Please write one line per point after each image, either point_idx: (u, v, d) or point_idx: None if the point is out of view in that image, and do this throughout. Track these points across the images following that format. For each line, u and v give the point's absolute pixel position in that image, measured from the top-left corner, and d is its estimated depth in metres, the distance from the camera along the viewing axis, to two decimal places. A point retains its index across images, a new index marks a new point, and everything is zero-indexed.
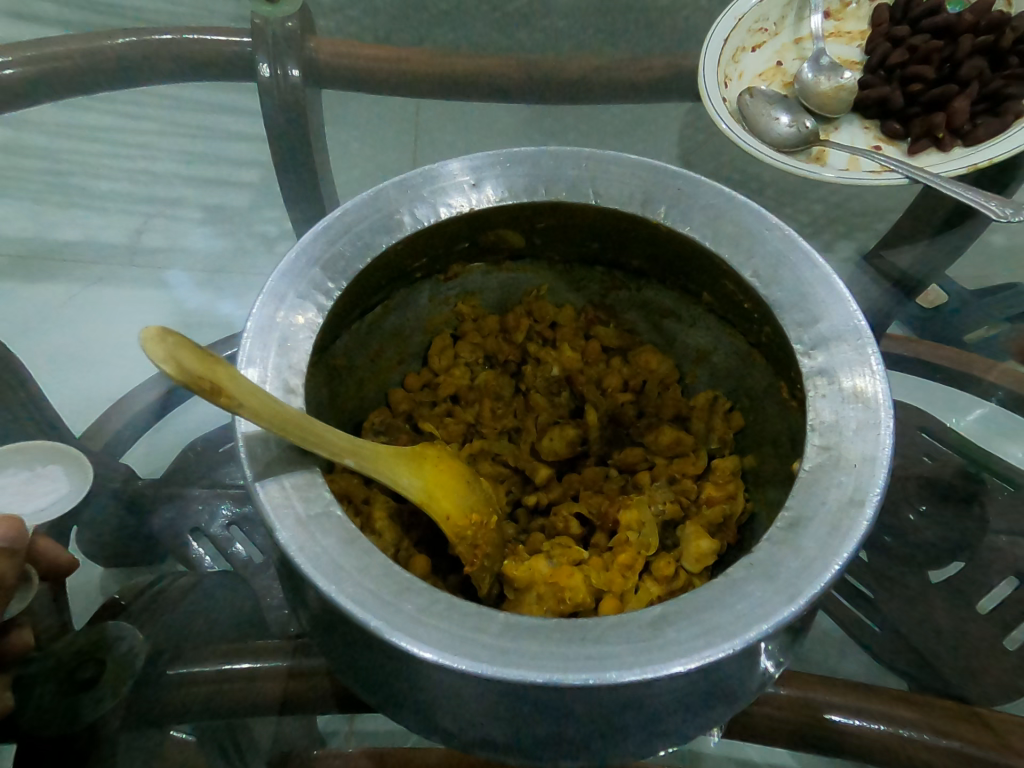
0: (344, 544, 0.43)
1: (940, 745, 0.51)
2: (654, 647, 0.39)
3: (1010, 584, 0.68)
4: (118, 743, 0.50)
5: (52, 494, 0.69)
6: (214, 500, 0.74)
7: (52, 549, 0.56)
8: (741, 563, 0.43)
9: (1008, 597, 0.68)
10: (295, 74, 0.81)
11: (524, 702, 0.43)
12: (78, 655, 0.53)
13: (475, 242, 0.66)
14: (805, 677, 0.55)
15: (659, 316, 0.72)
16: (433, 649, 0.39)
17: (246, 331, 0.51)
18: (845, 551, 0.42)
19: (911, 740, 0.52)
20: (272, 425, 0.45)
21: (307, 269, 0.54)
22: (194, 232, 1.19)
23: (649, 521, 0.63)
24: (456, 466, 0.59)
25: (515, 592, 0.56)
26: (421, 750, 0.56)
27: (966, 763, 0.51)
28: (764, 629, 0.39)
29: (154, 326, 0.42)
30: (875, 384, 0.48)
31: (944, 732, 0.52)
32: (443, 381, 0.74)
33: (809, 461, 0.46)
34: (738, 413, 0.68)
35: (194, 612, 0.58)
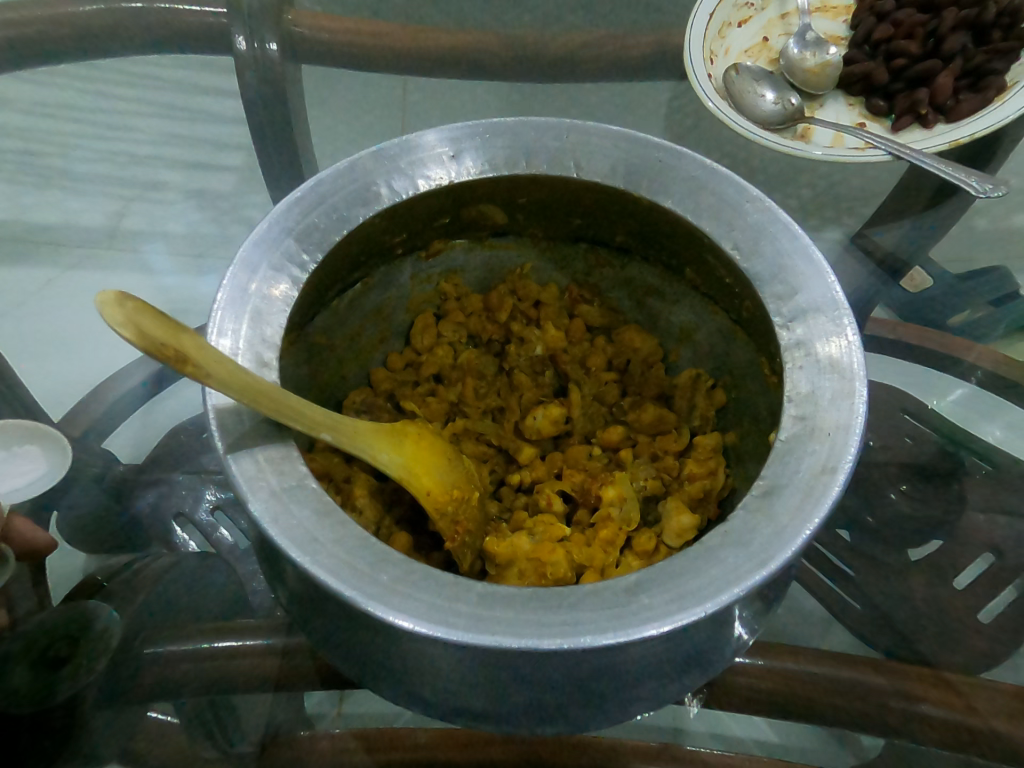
0: (319, 517, 0.43)
1: (909, 709, 0.53)
2: (630, 614, 0.39)
3: (987, 560, 0.70)
4: (94, 719, 0.50)
5: (28, 475, 0.68)
6: (198, 484, 0.74)
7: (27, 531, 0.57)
8: (716, 531, 0.43)
9: (984, 571, 0.69)
10: (273, 48, 0.78)
11: (500, 669, 0.43)
12: (52, 634, 0.52)
13: (456, 218, 0.65)
14: (782, 647, 0.56)
15: (642, 294, 0.71)
16: (409, 618, 0.39)
17: (217, 302, 0.50)
18: (818, 517, 0.43)
19: (883, 705, 0.53)
20: (241, 397, 0.44)
21: (280, 240, 0.53)
22: (174, 214, 1.16)
23: (631, 495, 0.63)
24: (436, 443, 0.59)
25: (497, 569, 0.56)
26: (408, 733, 0.55)
27: (933, 725, 0.53)
28: (736, 594, 0.40)
29: (113, 292, 0.41)
30: (850, 354, 0.49)
31: (913, 697, 0.54)
32: (426, 360, 0.73)
33: (785, 432, 0.47)
34: (720, 390, 0.68)
35: (173, 591, 0.58)
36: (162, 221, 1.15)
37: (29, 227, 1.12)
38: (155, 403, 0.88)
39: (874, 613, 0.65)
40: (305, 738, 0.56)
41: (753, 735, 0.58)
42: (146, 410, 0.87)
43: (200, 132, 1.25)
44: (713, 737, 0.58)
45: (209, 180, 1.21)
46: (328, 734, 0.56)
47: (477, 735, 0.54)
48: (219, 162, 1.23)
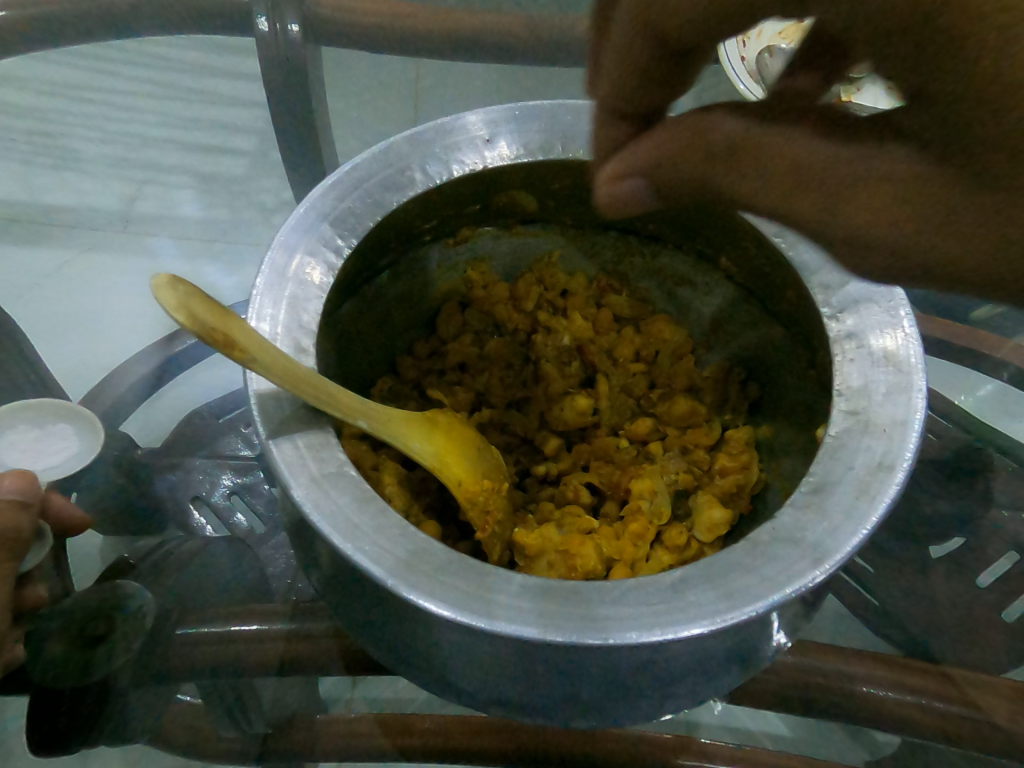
0: (359, 503, 0.42)
1: (978, 721, 0.49)
2: (675, 610, 0.39)
3: (1012, 558, 0.70)
4: (130, 698, 0.50)
5: (62, 454, 0.65)
6: (215, 467, 0.75)
7: (61, 508, 0.56)
8: (765, 526, 0.42)
9: (1008, 570, 0.69)
10: (294, 29, 0.76)
11: (537, 663, 0.43)
12: (89, 612, 0.51)
13: (486, 204, 0.63)
14: (816, 645, 0.53)
15: (674, 284, 0.70)
16: (450, 608, 0.39)
17: (256, 285, 0.49)
18: (874, 516, 0.42)
19: (946, 714, 0.50)
20: (283, 383, 0.44)
21: (316, 224, 0.52)
22: (186, 199, 1.19)
23: (662, 489, 0.62)
24: (467, 432, 0.58)
25: (526, 561, 0.55)
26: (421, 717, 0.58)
27: (1006, 740, 0.49)
28: (788, 592, 0.39)
29: (165, 275, 0.43)
30: (906, 346, 0.48)
31: (982, 707, 0.50)
32: (451, 350, 0.72)
33: (835, 427, 0.45)
34: (753, 384, 0.67)
35: (203, 576, 0.57)
36: (174, 206, 1.18)
37: (45, 210, 1.14)
38: (159, 395, 0.92)
39: (896, 612, 0.64)
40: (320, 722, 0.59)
41: (764, 728, 0.63)
42: (151, 401, 0.90)
43: (214, 115, 1.24)
44: (727, 730, 0.61)
45: (222, 164, 1.21)
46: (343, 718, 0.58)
47: (483, 722, 0.56)
48: (233, 146, 1.22)
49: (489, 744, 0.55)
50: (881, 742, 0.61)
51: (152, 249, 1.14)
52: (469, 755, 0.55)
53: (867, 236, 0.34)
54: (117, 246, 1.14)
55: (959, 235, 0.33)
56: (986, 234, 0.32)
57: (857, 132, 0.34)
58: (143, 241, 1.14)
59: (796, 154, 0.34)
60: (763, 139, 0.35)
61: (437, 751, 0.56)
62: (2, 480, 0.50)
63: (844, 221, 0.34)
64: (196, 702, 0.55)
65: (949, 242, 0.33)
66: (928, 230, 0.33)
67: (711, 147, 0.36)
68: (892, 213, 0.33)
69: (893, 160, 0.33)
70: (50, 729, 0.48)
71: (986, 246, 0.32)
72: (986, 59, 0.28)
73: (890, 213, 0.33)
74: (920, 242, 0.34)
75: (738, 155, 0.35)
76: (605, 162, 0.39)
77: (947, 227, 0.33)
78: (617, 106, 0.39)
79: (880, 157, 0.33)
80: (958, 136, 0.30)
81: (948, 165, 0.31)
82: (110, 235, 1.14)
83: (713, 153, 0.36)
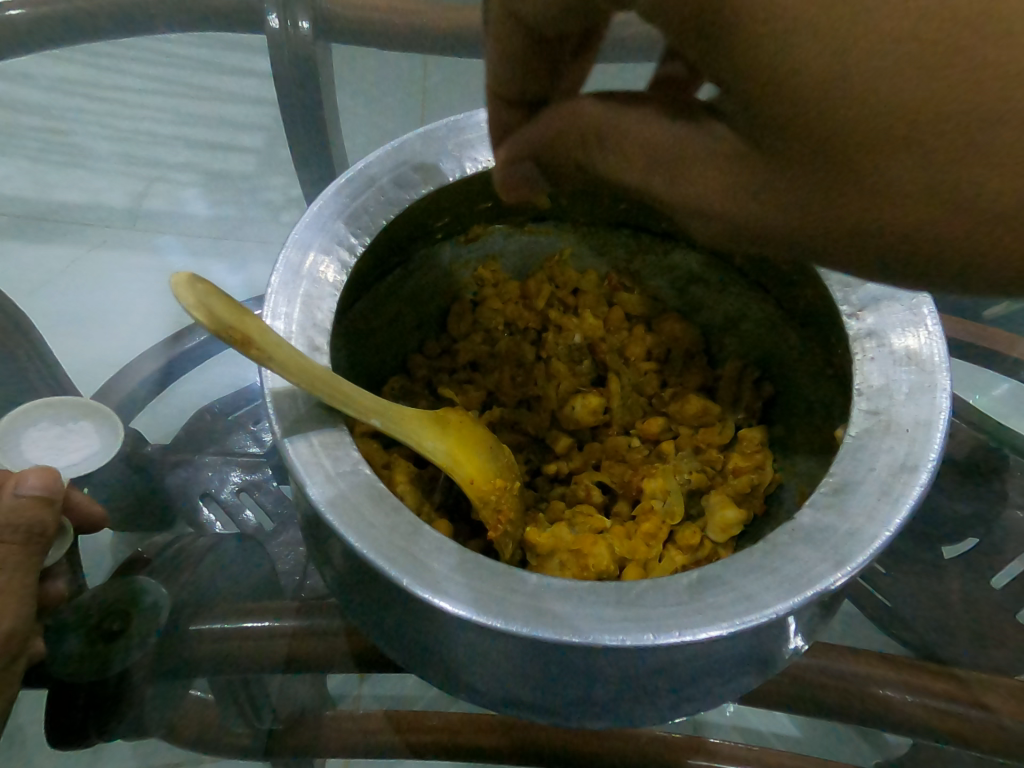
0: (374, 502, 0.42)
1: (997, 725, 0.49)
2: (693, 612, 0.38)
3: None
4: (146, 693, 0.50)
5: (82, 451, 0.64)
6: (225, 465, 0.75)
7: (84, 502, 0.58)
8: (784, 528, 0.42)
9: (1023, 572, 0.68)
10: (305, 27, 0.76)
11: (551, 664, 0.42)
12: (106, 607, 0.52)
13: (499, 201, 0.63)
14: (832, 647, 0.53)
15: (687, 282, 0.70)
16: (466, 607, 0.39)
17: (271, 284, 0.49)
18: (896, 518, 0.41)
19: (966, 719, 0.49)
20: (298, 381, 0.44)
21: (330, 222, 0.52)
22: (195, 197, 1.19)
23: (675, 489, 0.62)
24: (480, 431, 0.58)
25: (537, 560, 0.55)
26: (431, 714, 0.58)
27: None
28: (809, 595, 0.39)
29: (184, 276, 0.43)
30: (928, 345, 0.47)
31: (1004, 713, 0.49)
32: (462, 348, 0.72)
33: (855, 426, 0.45)
34: (767, 383, 0.67)
35: (215, 572, 0.57)
36: (183, 204, 1.18)
37: (56, 208, 1.14)
38: (167, 392, 0.92)
39: (910, 613, 0.63)
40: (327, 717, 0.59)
41: (775, 730, 0.62)
42: (160, 398, 0.91)
43: (223, 113, 1.24)
44: (737, 731, 0.62)
45: (231, 162, 1.21)
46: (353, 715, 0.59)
47: (494, 720, 0.56)
48: (241, 144, 1.22)
49: (498, 743, 0.55)
50: (894, 743, 0.61)
51: (162, 246, 1.14)
52: (477, 751, 0.56)
53: (701, 201, 0.38)
54: (127, 243, 1.14)
55: (777, 197, 0.35)
56: (799, 196, 0.35)
57: (691, 113, 0.39)
58: (153, 239, 1.15)
59: (639, 132, 0.40)
60: (615, 118, 0.41)
61: (447, 748, 0.56)
62: (26, 476, 0.50)
63: (681, 187, 0.38)
64: (207, 697, 0.54)
65: (771, 203, 0.36)
66: (751, 194, 0.36)
67: (574, 127, 0.42)
68: (721, 180, 0.37)
69: (714, 137, 0.37)
70: (66, 724, 0.48)
71: (802, 209, 0.35)
72: (756, 49, 0.32)
73: (717, 179, 0.37)
74: (747, 205, 0.37)
75: (595, 133, 0.42)
76: (500, 144, 0.48)
77: (766, 191, 0.36)
78: (500, 96, 0.46)
79: (705, 132, 0.37)
80: (752, 112, 0.34)
81: (753, 140, 0.35)
82: (120, 232, 1.15)
83: (580, 133, 0.42)
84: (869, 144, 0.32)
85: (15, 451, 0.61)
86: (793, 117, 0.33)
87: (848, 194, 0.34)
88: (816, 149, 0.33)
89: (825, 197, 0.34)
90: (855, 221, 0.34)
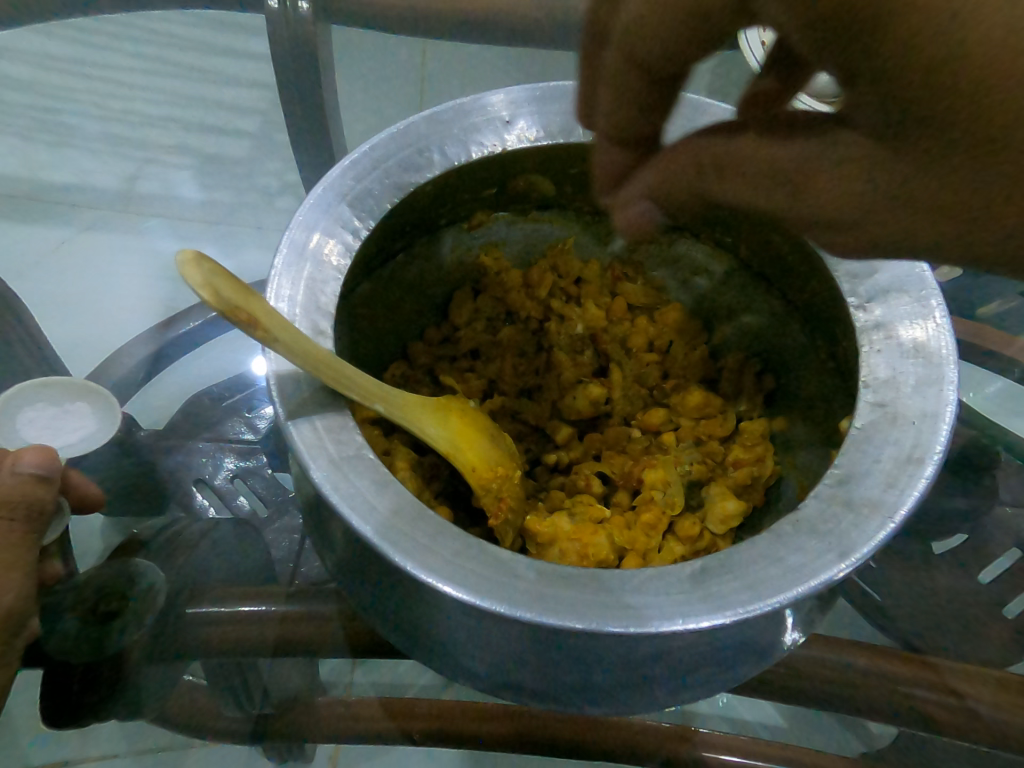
0: (378, 486, 0.42)
1: (991, 719, 0.49)
2: (695, 599, 0.39)
3: (1013, 556, 0.69)
4: (141, 673, 0.50)
5: (80, 433, 0.63)
6: (217, 450, 0.75)
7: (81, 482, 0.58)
8: (788, 518, 0.42)
9: (1009, 568, 0.68)
10: (305, 7, 0.74)
11: (555, 650, 0.42)
12: (100, 590, 0.51)
13: (503, 188, 0.62)
14: (829, 638, 0.53)
15: (689, 273, 0.70)
16: (469, 593, 0.38)
17: (274, 265, 0.49)
18: (900, 511, 0.41)
19: (960, 712, 0.49)
20: (303, 363, 0.44)
21: (334, 203, 0.51)
22: (190, 179, 1.17)
23: (675, 480, 0.62)
24: (481, 418, 0.58)
25: (537, 548, 0.54)
26: (422, 700, 0.58)
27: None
28: (813, 586, 0.39)
29: (190, 252, 0.43)
30: (936, 337, 0.47)
31: (998, 705, 0.49)
32: (463, 336, 0.72)
33: (861, 418, 0.45)
34: (769, 375, 0.67)
35: (212, 555, 0.57)
36: (178, 186, 1.16)
37: (47, 188, 1.12)
38: (160, 377, 0.90)
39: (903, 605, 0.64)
40: (319, 702, 0.58)
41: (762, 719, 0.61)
42: (154, 382, 0.89)
43: (218, 95, 1.22)
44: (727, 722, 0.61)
45: (226, 146, 1.20)
46: (341, 700, 0.59)
47: (486, 707, 0.57)
48: (237, 127, 1.21)
49: (494, 729, 0.56)
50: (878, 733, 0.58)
51: (155, 228, 1.12)
52: (470, 738, 0.56)
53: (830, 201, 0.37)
54: (119, 225, 1.12)
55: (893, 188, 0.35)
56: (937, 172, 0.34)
57: (819, 124, 0.37)
58: (146, 220, 1.13)
59: (768, 157, 0.38)
60: (724, 143, 0.40)
61: (440, 735, 0.57)
62: (24, 455, 0.49)
63: (807, 201, 0.38)
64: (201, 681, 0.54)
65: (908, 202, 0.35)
66: (884, 191, 0.35)
67: (694, 154, 0.41)
68: (849, 178, 0.36)
69: (848, 142, 0.36)
70: (66, 702, 0.48)
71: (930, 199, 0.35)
72: (881, 27, 0.31)
73: (832, 185, 0.37)
74: (880, 205, 0.36)
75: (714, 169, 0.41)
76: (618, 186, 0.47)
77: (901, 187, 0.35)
78: (614, 133, 0.46)
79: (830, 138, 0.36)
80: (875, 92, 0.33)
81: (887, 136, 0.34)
82: (112, 213, 1.13)
83: (700, 165, 0.41)
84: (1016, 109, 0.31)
85: (13, 433, 0.59)
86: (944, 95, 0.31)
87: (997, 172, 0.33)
88: (936, 111, 0.32)
89: (986, 174, 0.33)
90: None
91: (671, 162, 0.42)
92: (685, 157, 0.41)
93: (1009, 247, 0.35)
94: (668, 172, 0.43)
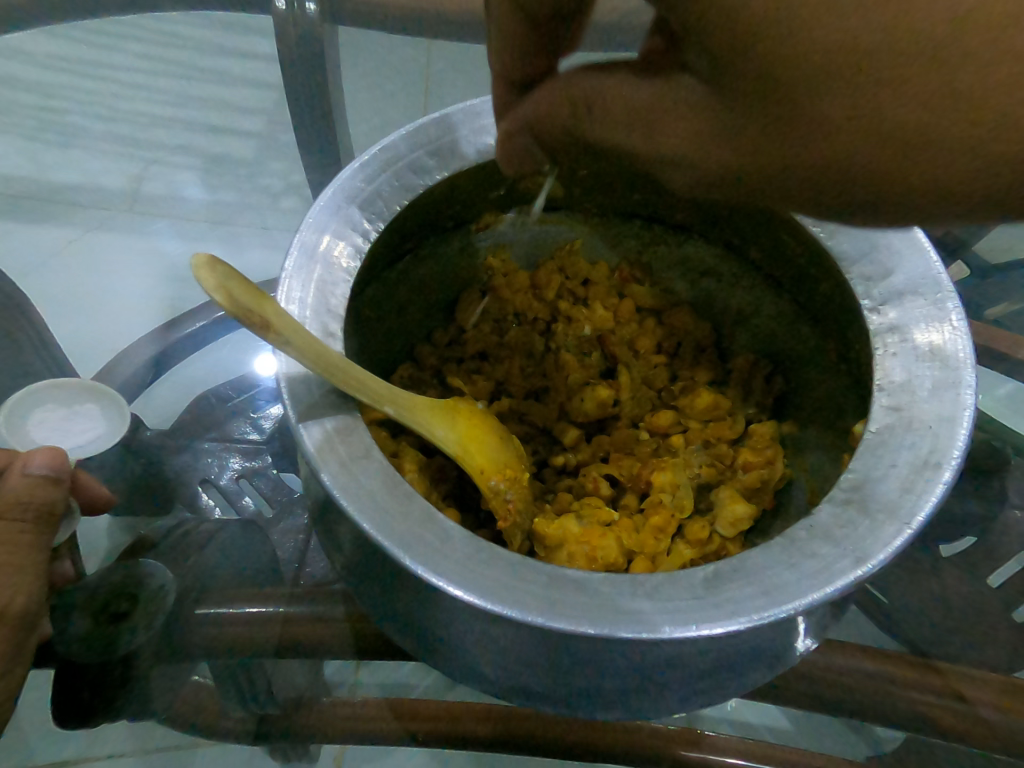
0: (388, 489, 0.42)
1: (1005, 725, 0.48)
2: (710, 605, 0.38)
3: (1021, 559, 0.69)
4: (152, 672, 0.50)
5: (88, 434, 0.63)
6: (223, 450, 0.75)
7: (90, 483, 0.58)
8: (802, 523, 0.42)
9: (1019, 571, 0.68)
10: (311, 8, 0.74)
11: (566, 655, 0.42)
12: (110, 590, 0.51)
13: (511, 189, 0.62)
14: (841, 643, 0.53)
15: (698, 275, 0.69)
16: (481, 596, 0.38)
17: (285, 267, 0.49)
18: (917, 516, 0.41)
19: (974, 718, 0.49)
20: (313, 365, 0.44)
21: (344, 205, 0.51)
22: (195, 180, 1.17)
23: (684, 483, 0.62)
24: (490, 420, 0.57)
25: (546, 551, 0.54)
26: (429, 702, 0.58)
27: None
28: (828, 592, 0.39)
29: (204, 258, 0.43)
30: (952, 340, 0.47)
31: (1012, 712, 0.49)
32: (471, 337, 0.72)
33: (876, 422, 0.45)
34: (778, 377, 0.66)
35: (220, 556, 0.57)
36: (184, 187, 1.16)
37: (53, 189, 1.12)
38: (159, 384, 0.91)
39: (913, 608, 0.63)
40: (324, 702, 0.58)
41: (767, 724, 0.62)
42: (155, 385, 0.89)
43: (224, 96, 1.22)
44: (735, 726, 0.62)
45: (232, 146, 1.20)
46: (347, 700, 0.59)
47: (494, 708, 0.56)
48: (242, 128, 1.21)
49: (501, 731, 0.55)
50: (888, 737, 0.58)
51: (161, 229, 1.13)
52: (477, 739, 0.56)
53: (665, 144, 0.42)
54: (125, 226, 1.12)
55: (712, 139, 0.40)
56: (753, 121, 0.38)
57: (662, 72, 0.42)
58: (152, 221, 1.13)
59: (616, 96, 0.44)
60: (595, 86, 0.45)
61: (447, 738, 0.56)
62: (32, 457, 0.49)
63: (650, 143, 0.42)
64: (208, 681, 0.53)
65: (732, 147, 0.40)
66: (711, 139, 0.40)
67: (570, 98, 0.46)
68: (684, 126, 0.41)
69: (687, 88, 0.41)
70: (77, 701, 0.48)
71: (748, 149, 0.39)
72: None
73: (674, 129, 0.41)
74: (711, 149, 0.40)
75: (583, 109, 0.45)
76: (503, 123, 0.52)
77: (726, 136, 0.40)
78: (508, 76, 0.50)
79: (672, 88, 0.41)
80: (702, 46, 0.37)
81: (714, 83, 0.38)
82: (119, 213, 1.13)
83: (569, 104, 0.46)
84: (820, 75, 0.35)
85: (23, 434, 0.60)
86: (755, 57, 0.36)
87: (794, 132, 0.37)
88: (757, 68, 0.36)
89: (784, 133, 0.38)
90: (826, 159, 0.37)
91: (544, 101, 0.47)
92: (555, 102, 0.47)
93: (806, 190, 0.39)
94: (542, 110, 0.48)
